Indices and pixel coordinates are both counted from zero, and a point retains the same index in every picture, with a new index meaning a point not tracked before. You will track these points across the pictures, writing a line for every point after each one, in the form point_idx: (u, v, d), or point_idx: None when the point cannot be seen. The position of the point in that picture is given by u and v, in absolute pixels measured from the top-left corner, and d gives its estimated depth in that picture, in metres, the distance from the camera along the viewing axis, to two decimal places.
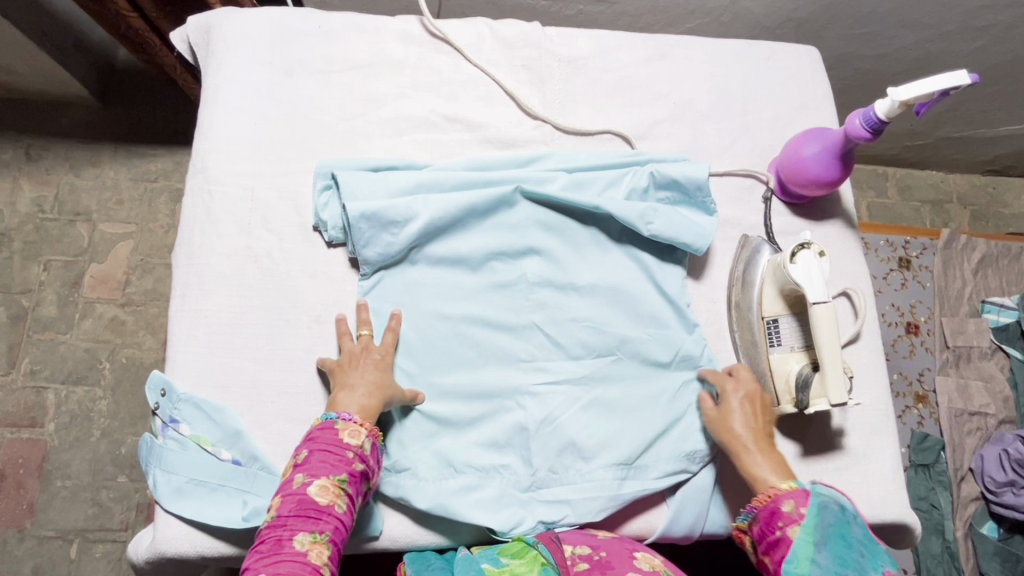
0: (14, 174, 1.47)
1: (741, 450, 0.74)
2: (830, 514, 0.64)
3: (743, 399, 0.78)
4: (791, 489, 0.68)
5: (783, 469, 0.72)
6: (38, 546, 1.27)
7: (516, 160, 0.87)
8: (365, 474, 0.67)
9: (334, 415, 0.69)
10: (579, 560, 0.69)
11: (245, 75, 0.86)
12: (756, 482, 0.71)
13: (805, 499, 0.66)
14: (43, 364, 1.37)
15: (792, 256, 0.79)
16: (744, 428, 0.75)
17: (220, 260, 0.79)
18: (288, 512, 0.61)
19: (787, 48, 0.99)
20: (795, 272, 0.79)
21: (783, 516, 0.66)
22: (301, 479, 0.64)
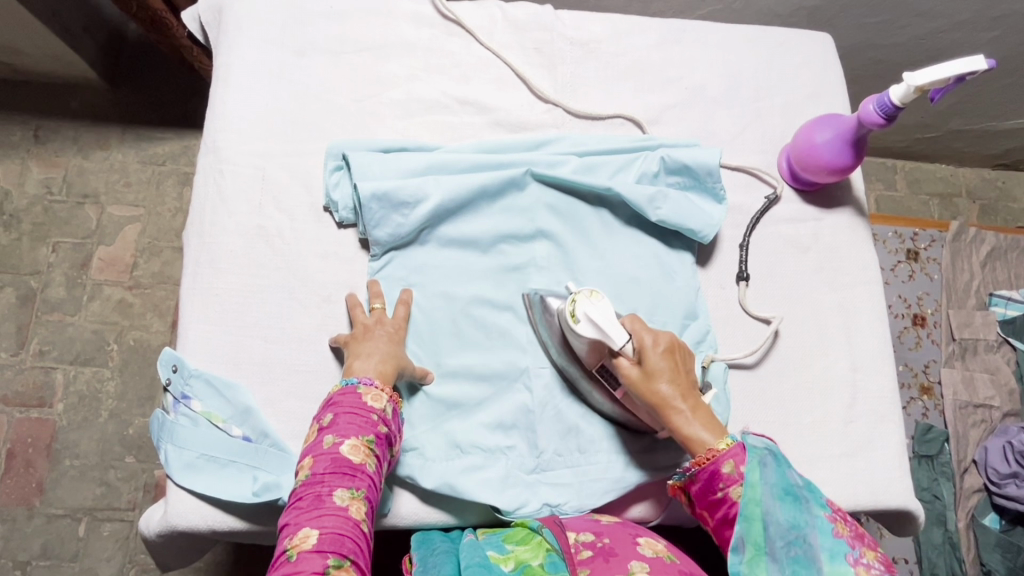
0: (22, 156, 1.47)
1: (671, 411, 0.69)
2: (772, 471, 0.63)
3: (660, 353, 0.70)
4: (729, 448, 0.65)
5: (712, 422, 0.68)
6: (47, 523, 1.29)
7: (527, 143, 0.86)
8: (391, 434, 0.68)
9: (353, 380, 0.69)
10: (583, 548, 0.67)
11: (256, 55, 0.86)
12: (691, 442, 0.67)
13: (744, 456, 0.64)
14: (51, 345, 1.38)
15: (573, 315, 0.72)
16: (666, 385, 0.69)
17: (231, 239, 0.80)
18: (322, 471, 0.62)
19: (800, 35, 0.98)
20: (587, 331, 0.71)
21: (723, 479, 0.64)
22: (332, 439, 0.64)
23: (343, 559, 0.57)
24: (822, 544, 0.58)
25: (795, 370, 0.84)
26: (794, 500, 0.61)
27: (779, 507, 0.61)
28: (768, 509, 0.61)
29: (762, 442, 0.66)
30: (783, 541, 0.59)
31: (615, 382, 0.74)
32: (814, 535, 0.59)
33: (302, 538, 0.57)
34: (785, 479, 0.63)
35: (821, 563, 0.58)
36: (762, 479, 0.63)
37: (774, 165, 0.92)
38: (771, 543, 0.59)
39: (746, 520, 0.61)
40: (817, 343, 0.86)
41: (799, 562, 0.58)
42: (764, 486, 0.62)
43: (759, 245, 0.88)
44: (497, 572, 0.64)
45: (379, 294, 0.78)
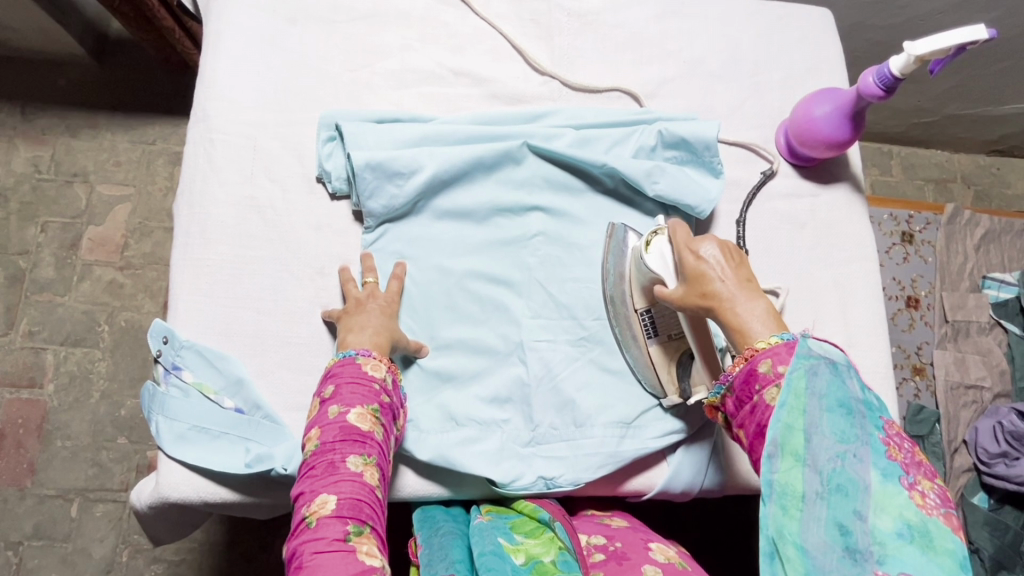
0: (9, 134, 1.45)
1: (718, 308, 0.61)
2: (825, 380, 0.56)
3: (715, 245, 0.63)
4: (770, 347, 0.59)
5: (766, 320, 0.60)
6: (38, 504, 1.28)
7: (523, 115, 0.85)
8: (394, 404, 0.68)
9: (351, 352, 0.69)
10: (595, 551, 0.69)
11: (247, 22, 0.84)
12: (735, 338, 0.61)
13: (788, 356, 0.58)
14: (41, 325, 1.36)
15: (647, 244, 0.72)
16: (718, 281, 0.61)
17: (222, 210, 0.78)
18: (332, 439, 0.62)
19: (799, 10, 0.97)
20: (653, 259, 0.71)
21: (761, 380, 0.58)
22: (338, 408, 0.63)
23: (362, 524, 0.57)
24: (872, 466, 0.52)
25: None
26: (848, 415, 0.55)
27: (827, 420, 0.55)
28: (814, 420, 0.55)
29: (822, 349, 0.59)
30: (826, 456, 0.53)
31: (656, 331, 0.76)
32: (866, 454, 0.53)
33: (321, 504, 0.58)
34: (842, 391, 0.56)
35: (866, 485, 0.52)
36: (810, 387, 0.56)
37: (772, 140, 0.91)
38: (814, 456, 0.54)
39: (786, 428, 0.55)
40: (812, 318, 0.86)
41: (839, 483, 0.52)
42: (812, 394, 0.56)
43: (756, 220, 0.88)
44: (510, 562, 0.62)
45: (372, 268, 0.77)
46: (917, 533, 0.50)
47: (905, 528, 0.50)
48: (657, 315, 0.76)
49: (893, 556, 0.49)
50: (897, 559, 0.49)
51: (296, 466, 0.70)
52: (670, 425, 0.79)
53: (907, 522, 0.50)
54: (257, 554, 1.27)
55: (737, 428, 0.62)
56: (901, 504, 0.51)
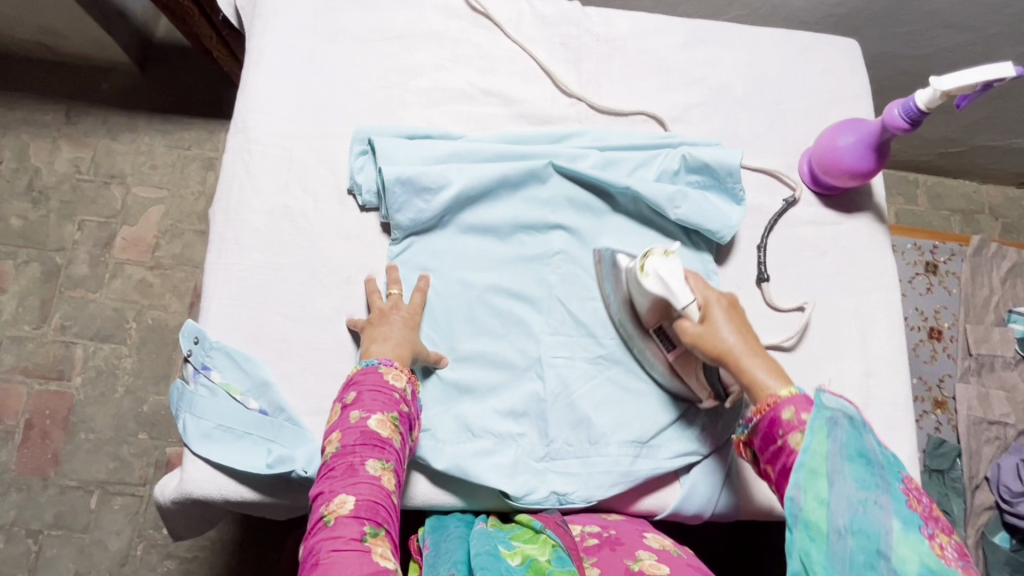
0: (53, 136, 1.52)
1: (738, 363, 0.65)
2: (845, 432, 0.58)
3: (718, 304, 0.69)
4: (791, 396, 0.62)
5: (778, 370, 0.65)
6: (60, 494, 1.32)
7: (550, 135, 0.87)
8: (412, 414, 0.69)
9: (374, 361, 0.70)
10: (589, 537, 0.71)
11: (289, 39, 0.88)
12: (754, 390, 0.64)
13: (807, 407, 0.62)
14: (73, 320, 1.41)
15: (641, 270, 0.72)
16: (727, 338, 0.67)
17: (256, 217, 0.81)
18: (352, 442, 0.63)
19: (826, 40, 0.98)
20: (653, 287, 0.71)
21: (785, 426, 0.61)
22: (359, 414, 0.65)
23: (378, 527, 0.59)
24: (895, 513, 0.55)
25: (806, 372, 0.84)
26: (867, 464, 0.57)
27: (848, 468, 0.57)
28: (837, 468, 0.57)
29: (838, 404, 0.61)
30: (851, 502, 0.56)
31: (672, 344, 0.75)
32: (887, 502, 0.55)
33: (339, 504, 0.60)
34: (862, 444, 0.58)
35: (888, 529, 0.54)
36: (831, 438, 0.58)
37: (795, 168, 0.92)
38: (838, 499, 0.56)
39: (810, 473, 0.57)
40: (831, 347, 0.85)
41: (864, 527, 0.55)
42: (833, 443, 0.58)
43: (776, 247, 0.89)
44: (505, 564, 0.63)
45: (395, 280, 0.79)
46: None
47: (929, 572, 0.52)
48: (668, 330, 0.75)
49: None
50: None
51: (315, 469, 0.72)
52: (684, 448, 0.80)
53: (930, 567, 0.52)
54: (267, 555, 1.29)
55: (765, 464, 0.65)
56: (923, 551, 0.53)
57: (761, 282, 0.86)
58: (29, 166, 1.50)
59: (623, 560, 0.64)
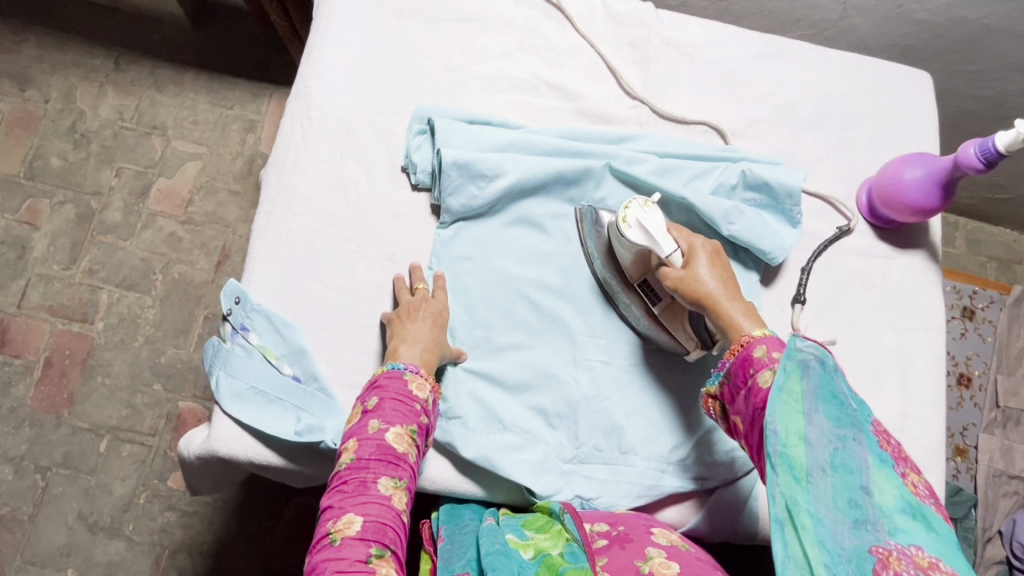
0: (101, 81, 1.53)
1: (715, 303, 0.66)
2: (817, 373, 0.57)
3: (704, 248, 0.70)
4: (764, 336, 0.62)
5: (755, 313, 0.65)
6: (71, 434, 1.33)
7: (610, 136, 0.86)
8: (431, 425, 0.68)
9: (400, 365, 0.69)
10: (599, 537, 0.67)
11: (359, 10, 0.88)
12: (730, 331, 0.64)
13: (780, 347, 0.60)
14: (101, 265, 1.42)
15: (622, 220, 0.73)
16: (707, 280, 0.67)
17: (309, 185, 0.81)
18: (368, 456, 0.63)
19: (898, 69, 0.96)
20: (635, 237, 0.72)
21: (755, 366, 0.60)
22: (378, 424, 0.64)
23: (384, 549, 0.58)
24: (869, 450, 0.53)
25: None
26: (840, 405, 0.56)
27: (823, 407, 0.55)
28: (812, 406, 0.55)
29: (810, 347, 0.59)
30: (828, 437, 0.54)
31: (657, 297, 0.77)
32: (862, 439, 0.54)
33: (347, 524, 0.59)
34: (833, 385, 0.57)
35: (865, 466, 0.52)
36: (804, 377, 0.56)
37: (852, 197, 0.90)
38: (816, 436, 0.54)
39: (787, 409, 0.55)
40: (868, 382, 0.84)
41: (842, 462, 0.52)
42: (807, 382, 0.56)
43: (824, 274, 0.87)
44: (517, 559, 0.62)
45: (422, 278, 0.79)
46: (919, 513, 0.50)
47: (907, 506, 0.50)
48: (653, 283, 0.77)
49: (902, 531, 0.49)
50: (906, 533, 0.49)
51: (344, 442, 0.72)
52: (711, 473, 0.78)
53: (908, 500, 0.50)
54: (266, 518, 1.30)
55: (734, 415, 0.62)
56: (898, 485, 0.51)
57: (795, 304, 0.85)
58: (74, 108, 1.51)
59: (632, 561, 0.60)
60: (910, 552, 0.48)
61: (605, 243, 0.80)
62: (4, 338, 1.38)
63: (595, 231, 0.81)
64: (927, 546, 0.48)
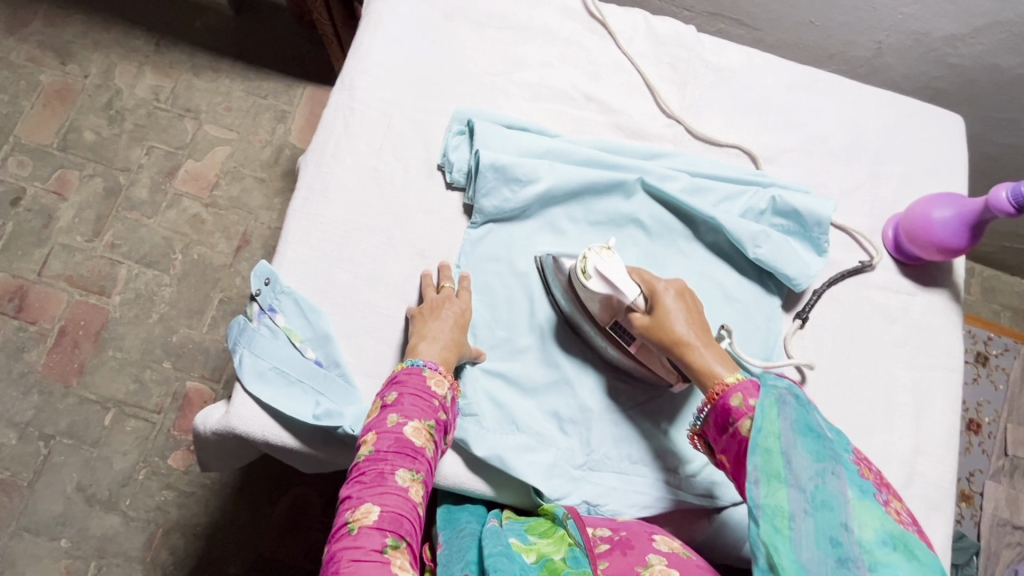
0: (140, 61, 1.56)
1: (687, 349, 0.66)
2: (792, 409, 0.59)
3: (671, 290, 0.70)
4: (739, 383, 0.62)
5: (728, 357, 0.65)
6: (77, 405, 1.34)
7: (645, 151, 0.88)
8: (448, 421, 0.69)
9: (419, 362, 0.70)
10: (601, 542, 0.67)
11: (408, 10, 0.90)
12: (706, 379, 0.64)
13: (756, 391, 0.61)
14: (123, 240, 1.44)
15: (583, 274, 0.73)
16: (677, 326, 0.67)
17: (346, 175, 0.83)
18: (386, 449, 0.63)
19: (931, 110, 0.97)
20: (598, 286, 0.72)
21: (735, 414, 0.61)
22: (396, 418, 0.65)
23: (400, 540, 0.58)
24: (849, 482, 0.55)
25: (854, 437, 0.83)
26: (818, 438, 0.58)
27: (801, 442, 0.57)
28: (789, 443, 0.57)
29: (782, 382, 0.62)
30: (807, 474, 0.55)
31: (631, 338, 0.74)
32: (841, 472, 0.56)
33: (364, 513, 0.59)
34: (809, 419, 0.59)
35: (846, 498, 0.54)
36: (780, 415, 0.59)
37: (878, 231, 0.91)
38: (795, 474, 0.56)
39: (764, 453, 0.57)
40: (883, 416, 0.84)
41: (822, 498, 0.54)
42: (783, 419, 0.58)
43: (845, 306, 0.88)
44: (519, 562, 0.62)
45: (449, 277, 0.80)
46: (900, 543, 0.51)
47: (889, 538, 0.51)
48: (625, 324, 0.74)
49: (885, 565, 0.50)
50: (888, 568, 0.50)
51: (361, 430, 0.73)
52: (718, 493, 0.78)
53: (888, 532, 0.52)
54: (261, 505, 1.30)
55: (719, 453, 0.64)
56: (880, 516, 0.53)
57: (794, 319, 0.86)
58: (112, 85, 1.54)
59: (634, 566, 0.60)
60: None
61: (570, 286, 0.78)
62: (22, 305, 1.40)
63: (561, 278, 0.79)
64: None
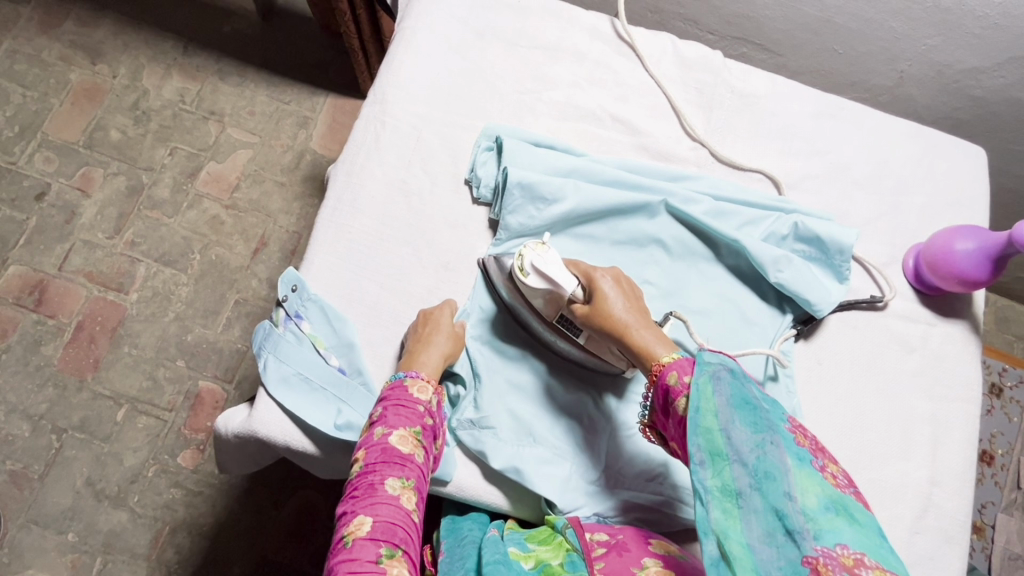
0: (167, 63, 1.60)
1: (626, 330, 0.68)
2: (727, 383, 0.59)
3: (610, 278, 0.72)
4: (674, 361, 0.63)
5: (665, 339, 0.67)
6: (91, 400, 1.35)
7: (669, 173, 0.89)
8: (435, 426, 0.71)
9: (400, 374, 0.72)
10: (597, 544, 0.67)
11: (442, 27, 0.92)
12: (645, 359, 0.66)
13: (690, 368, 0.62)
14: (144, 239, 1.47)
15: (522, 271, 0.74)
16: (617, 309, 0.69)
17: (375, 186, 0.84)
18: (374, 460, 0.64)
19: (954, 143, 0.98)
20: (536, 282, 0.74)
21: (673, 394, 0.61)
22: (381, 430, 0.66)
23: (395, 548, 0.58)
24: (786, 450, 0.55)
25: (869, 466, 0.83)
26: (753, 409, 0.57)
27: (739, 416, 0.57)
28: (726, 419, 0.57)
29: (717, 357, 0.61)
30: (747, 448, 0.55)
31: (578, 330, 0.76)
32: (779, 441, 0.56)
33: (358, 525, 0.59)
34: (743, 391, 0.59)
35: (786, 468, 0.54)
36: (715, 391, 0.58)
37: (898, 260, 0.92)
38: (735, 449, 0.55)
39: (705, 431, 0.56)
40: (898, 446, 0.84)
41: (764, 471, 0.54)
42: (718, 396, 0.58)
43: (862, 333, 0.88)
44: (516, 569, 0.64)
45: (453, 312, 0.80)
46: (839, 506, 0.52)
47: (829, 502, 0.52)
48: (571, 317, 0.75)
49: (828, 531, 0.50)
50: (831, 533, 0.50)
51: None
52: None
53: (827, 497, 0.52)
54: (268, 508, 1.31)
55: (670, 441, 0.64)
56: (819, 482, 0.53)
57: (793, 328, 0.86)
58: (139, 86, 1.57)
59: (630, 568, 0.61)
60: (837, 554, 0.49)
61: (512, 281, 0.78)
62: (41, 299, 1.41)
63: (504, 276, 0.80)
64: (852, 543, 0.50)
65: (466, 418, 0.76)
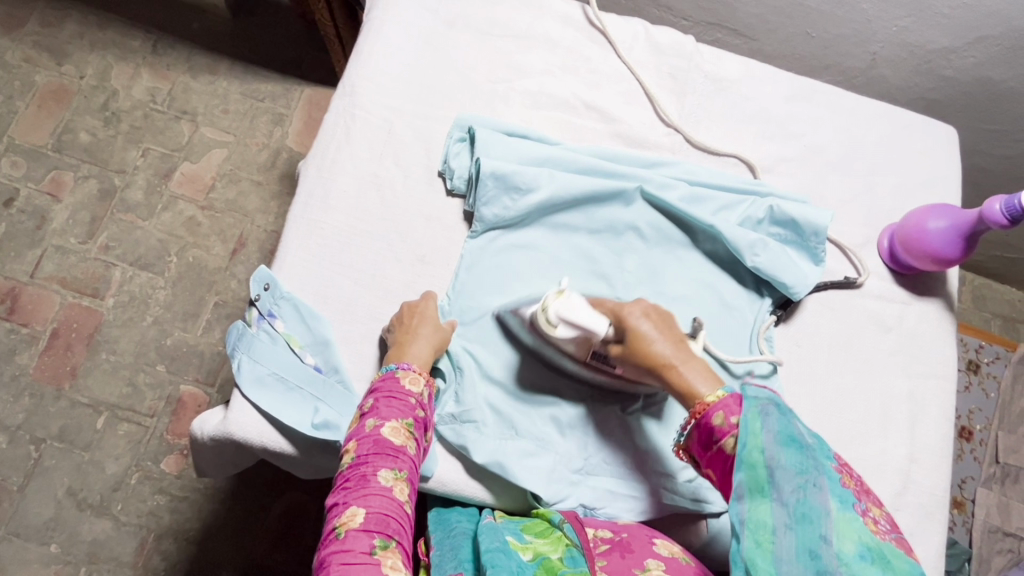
0: (137, 63, 1.56)
1: (667, 369, 0.66)
2: (775, 420, 0.59)
3: (643, 314, 0.70)
4: (720, 400, 0.62)
5: (710, 373, 0.65)
6: (69, 408, 1.33)
7: (644, 160, 0.88)
8: (427, 419, 0.70)
9: (392, 365, 0.71)
10: (601, 542, 0.68)
11: (411, 17, 0.91)
12: (688, 396, 0.64)
13: (738, 408, 0.61)
14: (118, 242, 1.43)
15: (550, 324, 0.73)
16: (656, 347, 0.67)
17: (348, 180, 0.83)
18: (366, 452, 0.63)
19: (926, 122, 0.99)
20: (565, 332, 0.73)
21: (718, 433, 0.61)
22: (374, 422, 0.66)
23: (388, 539, 0.58)
24: (831, 493, 0.55)
25: (849, 445, 0.83)
26: (800, 449, 0.57)
27: (784, 454, 0.57)
28: (773, 456, 0.56)
29: (763, 393, 0.61)
30: (790, 488, 0.55)
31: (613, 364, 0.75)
32: (824, 482, 0.56)
33: (351, 516, 0.59)
34: (791, 428, 0.58)
35: (827, 511, 0.54)
36: (764, 427, 0.58)
37: (874, 240, 0.92)
38: (779, 489, 0.55)
39: (749, 468, 0.57)
40: (878, 425, 0.85)
41: (804, 512, 0.54)
42: (766, 432, 0.58)
43: (840, 314, 0.89)
44: (516, 559, 0.62)
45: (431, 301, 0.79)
46: (877, 556, 0.52)
47: (867, 551, 0.52)
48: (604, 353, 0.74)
49: None
50: None
51: None
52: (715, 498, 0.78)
53: (866, 545, 0.52)
54: (254, 510, 1.29)
55: (704, 468, 0.64)
56: (858, 528, 0.53)
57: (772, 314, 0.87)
58: (107, 86, 1.54)
59: (632, 569, 0.62)
60: None
61: (535, 329, 0.77)
62: (14, 307, 1.38)
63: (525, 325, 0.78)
64: None
65: (448, 413, 0.76)
